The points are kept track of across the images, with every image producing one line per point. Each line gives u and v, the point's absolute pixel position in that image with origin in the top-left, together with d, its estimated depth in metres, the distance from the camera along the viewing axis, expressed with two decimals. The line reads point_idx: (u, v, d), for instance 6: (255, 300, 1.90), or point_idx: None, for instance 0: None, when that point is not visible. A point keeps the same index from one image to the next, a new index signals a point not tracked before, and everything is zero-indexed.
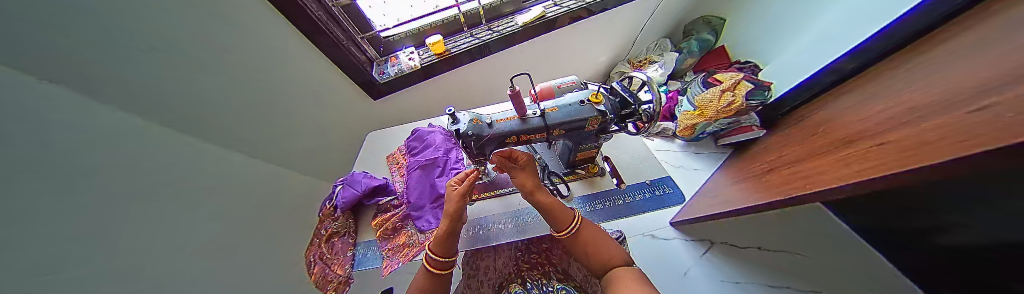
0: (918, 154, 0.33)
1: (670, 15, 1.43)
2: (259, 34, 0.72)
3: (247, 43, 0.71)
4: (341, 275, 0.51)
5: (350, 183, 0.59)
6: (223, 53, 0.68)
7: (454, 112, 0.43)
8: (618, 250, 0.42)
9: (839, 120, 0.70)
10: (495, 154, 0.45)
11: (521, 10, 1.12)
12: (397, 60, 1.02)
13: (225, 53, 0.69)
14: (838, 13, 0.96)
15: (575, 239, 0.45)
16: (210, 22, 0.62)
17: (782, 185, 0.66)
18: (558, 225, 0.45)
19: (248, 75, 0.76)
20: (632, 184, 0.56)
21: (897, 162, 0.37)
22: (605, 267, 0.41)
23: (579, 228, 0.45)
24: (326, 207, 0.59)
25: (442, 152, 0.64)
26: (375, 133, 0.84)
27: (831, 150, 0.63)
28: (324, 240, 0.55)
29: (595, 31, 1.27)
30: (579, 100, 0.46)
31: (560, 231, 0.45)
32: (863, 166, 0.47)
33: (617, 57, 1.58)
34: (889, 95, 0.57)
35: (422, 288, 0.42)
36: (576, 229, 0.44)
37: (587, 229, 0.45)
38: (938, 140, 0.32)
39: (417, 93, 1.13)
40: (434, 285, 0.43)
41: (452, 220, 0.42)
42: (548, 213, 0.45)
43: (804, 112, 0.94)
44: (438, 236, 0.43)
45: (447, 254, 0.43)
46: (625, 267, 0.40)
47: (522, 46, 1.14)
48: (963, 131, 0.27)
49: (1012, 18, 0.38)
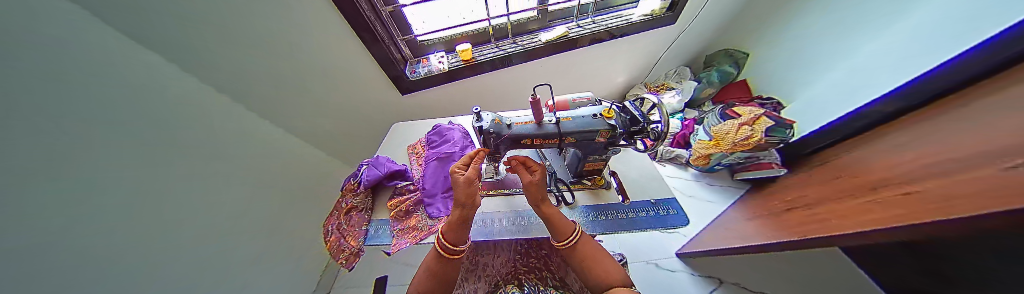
0: (952, 207, 0.32)
1: (691, 45, 1.46)
2: (314, 28, 0.80)
3: (304, 35, 0.80)
4: (354, 246, 0.56)
5: (375, 164, 0.65)
6: (281, 40, 0.77)
7: (479, 111, 0.48)
8: (617, 271, 0.43)
9: (867, 166, 0.67)
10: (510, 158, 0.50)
11: (546, 27, 1.20)
12: (428, 62, 1.12)
13: (282, 40, 0.77)
14: (866, 53, 0.92)
15: (574, 252, 0.46)
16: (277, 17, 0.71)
17: (799, 225, 0.64)
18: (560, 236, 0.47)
19: (299, 61, 0.85)
20: (636, 201, 0.58)
21: (929, 212, 0.35)
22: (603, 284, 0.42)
23: (578, 243, 0.47)
24: (350, 183, 0.65)
25: (458, 147, 0.69)
26: (399, 124, 0.91)
27: (852, 196, 0.61)
28: (343, 213, 0.60)
29: (615, 53, 1.32)
30: (592, 113, 0.49)
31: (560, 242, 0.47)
32: (880, 216, 0.46)
33: (634, 80, 1.61)
34: (920, 146, 0.55)
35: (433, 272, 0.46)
36: (574, 242, 0.46)
37: (587, 245, 0.47)
38: (975, 196, 0.31)
39: (441, 93, 1.22)
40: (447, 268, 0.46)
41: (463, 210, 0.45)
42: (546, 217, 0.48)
43: (826, 155, 0.91)
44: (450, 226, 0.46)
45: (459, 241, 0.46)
46: (621, 286, 0.40)
47: (543, 60, 1.22)
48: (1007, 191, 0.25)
49: None
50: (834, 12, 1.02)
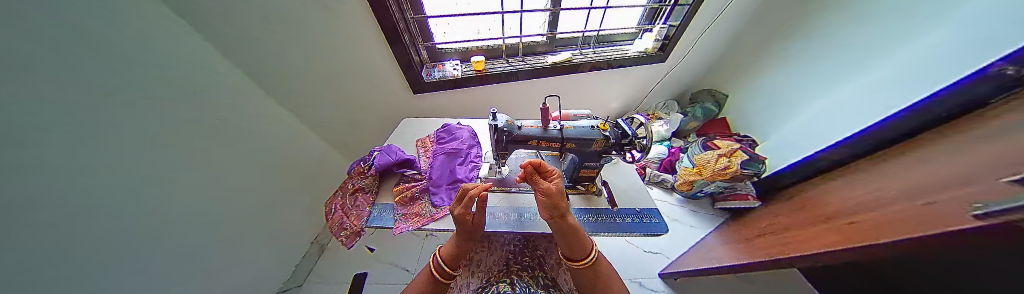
0: (889, 233, 0.37)
1: (680, 81, 1.62)
2: (344, 25, 0.87)
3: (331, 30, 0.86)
4: (356, 225, 0.58)
5: (386, 151, 0.69)
6: (312, 32, 0.83)
7: (495, 112, 0.55)
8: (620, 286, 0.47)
9: (824, 200, 0.75)
10: (527, 162, 0.46)
11: (553, 51, 1.33)
12: (443, 68, 1.21)
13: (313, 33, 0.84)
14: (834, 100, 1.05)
15: (591, 270, 0.48)
16: (307, 9, 0.77)
17: (766, 248, 0.70)
18: (580, 254, 0.47)
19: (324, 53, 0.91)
20: (623, 208, 0.64)
21: (868, 238, 0.41)
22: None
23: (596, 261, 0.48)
24: (359, 166, 0.68)
25: (466, 145, 0.74)
26: (409, 119, 0.97)
27: (810, 225, 0.69)
28: (350, 193, 0.64)
29: (612, 81, 1.46)
30: (590, 125, 0.57)
31: (579, 260, 0.47)
32: (831, 239, 0.53)
33: (629, 107, 1.75)
34: (860, 185, 0.64)
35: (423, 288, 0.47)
36: (592, 261, 0.47)
37: (601, 264, 0.49)
38: (906, 225, 0.36)
39: (451, 97, 1.29)
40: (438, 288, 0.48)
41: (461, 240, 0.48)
42: (571, 237, 0.46)
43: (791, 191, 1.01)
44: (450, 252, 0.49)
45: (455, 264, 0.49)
46: None
47: (548, 79, 1.33)
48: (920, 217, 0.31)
49: (948, 138, 0.47)
50: (798, 65, 1.20)
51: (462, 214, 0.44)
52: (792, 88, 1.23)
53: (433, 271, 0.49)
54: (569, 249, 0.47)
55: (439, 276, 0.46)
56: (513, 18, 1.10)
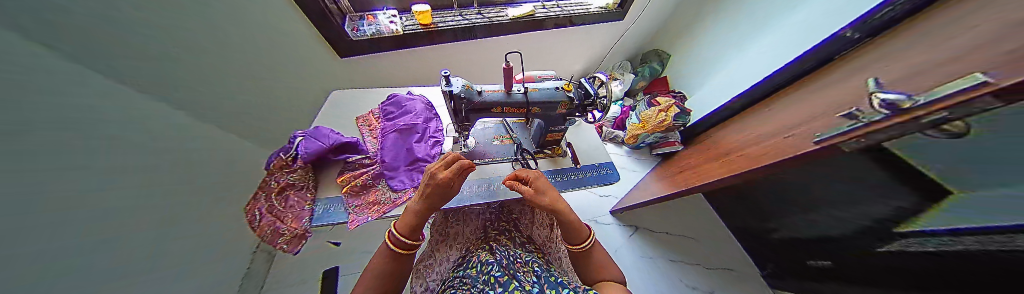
0: (771, 154, 0.50)
1: (632, 40, 1.68)
2: None
3: None
4: (295, 229, 0.48)
5: (314, 136, 0.55)
6: None
7: (448, 75, 0.46)
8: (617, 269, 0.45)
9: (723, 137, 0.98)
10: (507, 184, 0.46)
11: (512, 3, 1.17)
12: (375, 20, 0.95)
13: None
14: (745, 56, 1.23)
15: (589, 254, 0.46)
16: None
17: (686, 180, 0.90)
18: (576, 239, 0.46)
19: None
20: (585, 164, 0.69)
21: (756, 161, 0.55)
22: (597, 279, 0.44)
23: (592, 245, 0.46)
24: (278, 160, 0.53)
25: (422, 119, 0.65)
26: (341, 91, 0.77)
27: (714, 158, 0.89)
28: (275, 193, 0.51)
29: (573, 39, 1.41)
30: (554, 86, 0.55)
31: (576, 245, 0.46)
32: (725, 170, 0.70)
33: (588, 67, 1.78)
34: (751, 125, 0.84)
35: (384, 268, 0.41)
36: (589, 244, 0.46)
37: (597, 245, 0.47)
38: (778, 149, 0.49)
39: (392, 60, 1.06)
40: (399, 265, 0.42)
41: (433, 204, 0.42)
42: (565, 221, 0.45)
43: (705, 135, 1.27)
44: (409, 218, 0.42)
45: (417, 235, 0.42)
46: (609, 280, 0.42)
47: (509, 38, 1.21)
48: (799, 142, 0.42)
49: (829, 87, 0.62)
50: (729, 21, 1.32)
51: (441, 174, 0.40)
52: (722, 44, 1.37)
53: (390, 246, 0.42)
54: (566, 235, 0.46)
55: (398, 248, 0.40)
56: None
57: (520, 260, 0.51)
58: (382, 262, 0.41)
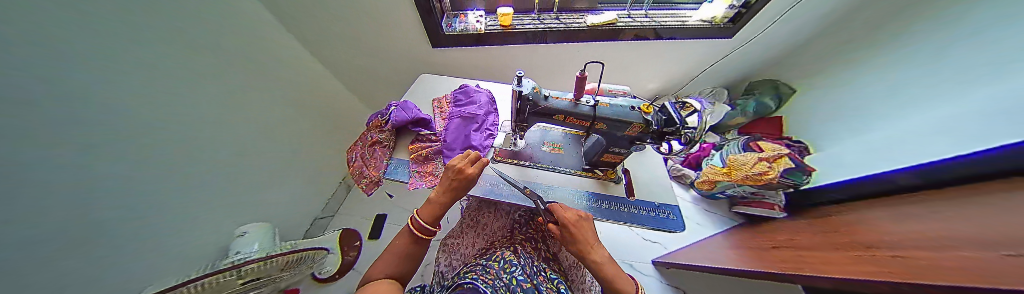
0: (942, 273, 0.33)
1: (738, 64, 1.36)
2: None
3: None
4: (373, 176, 0.60)
5: (403, 108, 0.67)
6: None
7: (521, 76, 0.49)
8: None
9: (864, 225, 0.68)
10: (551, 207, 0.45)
11: (594, 10, 1.12)
12: (465, 19, 1.08)
13: None
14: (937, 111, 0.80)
15: None
16: None
17: (779, 262, 0.67)
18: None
19: None
20: (640, 200, 0.61)
21: (913, 273, 0.37)
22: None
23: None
24: (377, 120, 0.68)
25: (484, 111, 0.70)
26: (425, 76, 0.91)
27: (838, 248, 0.63)
28: (368, 144, 0.65)
29: (655, 55, 1.25)
30: (629, 105, 0.50)
31: None
32: (857, 269, 0.49)
33: (666, 89, 1.55)
34: (924, 218, 0.55)
35: (405, 248, 0.45)
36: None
37: None
38: (961, 271, 0.32)
39: (470, 54, 1.18)
40: (419, 248, 0.46)
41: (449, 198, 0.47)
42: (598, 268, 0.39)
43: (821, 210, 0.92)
44: (433, 207, 0.47)
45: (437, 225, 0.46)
46: None
47: (581, 45, 1.17)
48: (995, 269, 0.27)
49: None
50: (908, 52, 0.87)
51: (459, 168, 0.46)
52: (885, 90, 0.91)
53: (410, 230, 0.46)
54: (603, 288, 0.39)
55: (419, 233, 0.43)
56: None
57: (541, 276, 0.49)
58: (404, 243, 0.45)
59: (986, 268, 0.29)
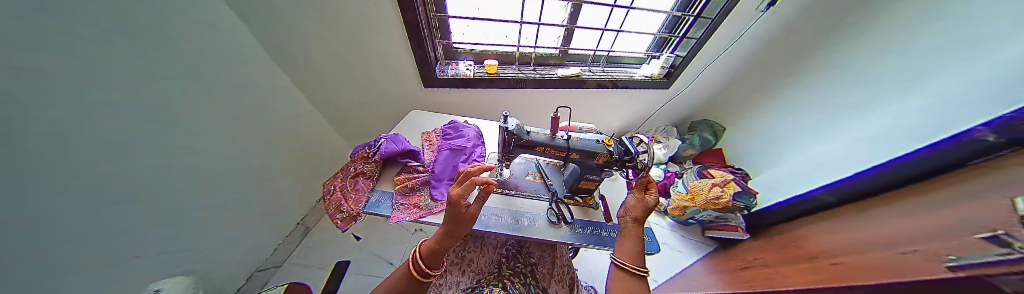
0: (867, 276, 0.39)
1: (681, 107, 1.66)
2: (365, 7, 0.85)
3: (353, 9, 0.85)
4: (352, 210, 0.57)
5: (392, 140, 0.69)
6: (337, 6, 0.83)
7: (507, 115, 0.56)
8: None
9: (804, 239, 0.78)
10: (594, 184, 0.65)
11: (564, 65, 1.37)
12: (456, 66, 1.23)
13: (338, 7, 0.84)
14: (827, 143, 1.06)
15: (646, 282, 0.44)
16: None
17: (750, 281, 0.71)
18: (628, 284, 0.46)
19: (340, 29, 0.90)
20: (618, 224, 0.65)
21: (847, 279, 0.43)
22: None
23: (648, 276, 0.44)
24: (363, 151, 0.68)
25: (471, 144, 0.75)
26: (416, 112, 0.97)
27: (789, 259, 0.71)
28: (351, 176, 0.63)
29: (616, 100, 1.50)
30: (595, 139, 0.59)
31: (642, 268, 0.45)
32: (805, 278, 0.55)
33: (629, 127, 1.79)
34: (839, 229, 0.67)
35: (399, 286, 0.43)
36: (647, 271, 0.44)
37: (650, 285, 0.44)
38: (879, 272, 0.39)
39: (458, 95, 1.29)
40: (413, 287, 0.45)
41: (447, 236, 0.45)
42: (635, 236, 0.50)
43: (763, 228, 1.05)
44: (431, 247, 0.45)
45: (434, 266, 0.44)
46: None
47: (555, 91, 1.37)
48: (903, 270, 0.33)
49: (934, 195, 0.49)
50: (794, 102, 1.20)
51: (458, 195, 0.43)
52: (802, 123, 1.15)
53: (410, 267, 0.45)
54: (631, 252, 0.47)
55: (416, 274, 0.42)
56: (530, 28, 1.14)
57: None
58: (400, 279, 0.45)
59: (894, 271, 0.35)
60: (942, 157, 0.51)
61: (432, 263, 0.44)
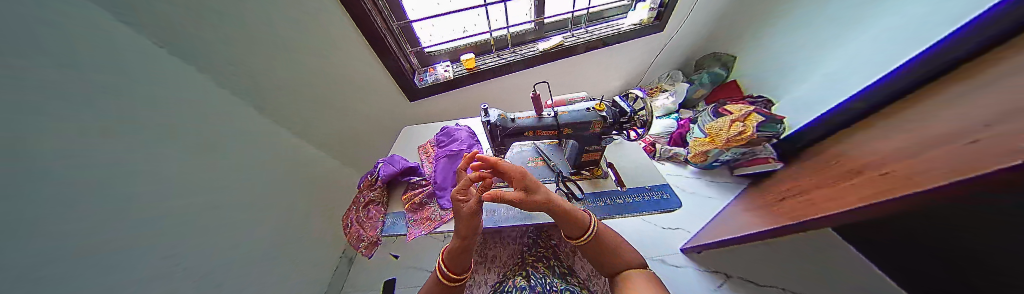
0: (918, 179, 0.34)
1: (682, 46, 1.51)
2: (329, 34, 0.82)
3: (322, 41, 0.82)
4: (372, 237, 0.60)
5: (390, 162, 0.70)
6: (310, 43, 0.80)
7: (486, 107, 0.54)
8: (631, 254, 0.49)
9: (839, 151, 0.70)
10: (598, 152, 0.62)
11: (543, 38, 1.28)
12: (435, 71, 1.19)
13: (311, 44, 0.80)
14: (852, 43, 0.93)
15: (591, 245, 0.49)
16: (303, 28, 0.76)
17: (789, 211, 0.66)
18: (580, 230, 0.48)
19: None
20: (632, 187, 0.62)
21: (894, 186, 0.38)
22: (617, 269, 0.49)
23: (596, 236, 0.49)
24: (367, 179, 0.70)
25: (466, 145, 0.74)
26: (410, 127, 0.97)
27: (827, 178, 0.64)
28: (362, 206, 0.66)
29: (608, 59, 1.40)
30: (585, 107, 0.55)
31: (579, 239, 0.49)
32: (835, 202, 0.51)
33: (629, 84, 1.68)
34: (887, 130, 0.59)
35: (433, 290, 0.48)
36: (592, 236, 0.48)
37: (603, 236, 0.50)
38: (932, 169, 0.33)
39: (446, 99, 1.27)
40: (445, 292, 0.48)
41: (462, 241, 0.45)
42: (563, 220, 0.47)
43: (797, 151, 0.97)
44: (450, 253, 0.47)
45: (458, 270, 0.47)
46: (637, 269, 0.48)
47: (542, 68, 1.30)
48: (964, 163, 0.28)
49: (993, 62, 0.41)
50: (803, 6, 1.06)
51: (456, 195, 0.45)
52: (823, 25, 1.00)
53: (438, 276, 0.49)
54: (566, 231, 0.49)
55: (442, 280, 0.46)
56: (497, 8, 1.07)
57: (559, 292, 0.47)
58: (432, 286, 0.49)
59: (928, 180, 0.31)
60: (994, 17, 0.43)
61: (456, 268, 0.47)
